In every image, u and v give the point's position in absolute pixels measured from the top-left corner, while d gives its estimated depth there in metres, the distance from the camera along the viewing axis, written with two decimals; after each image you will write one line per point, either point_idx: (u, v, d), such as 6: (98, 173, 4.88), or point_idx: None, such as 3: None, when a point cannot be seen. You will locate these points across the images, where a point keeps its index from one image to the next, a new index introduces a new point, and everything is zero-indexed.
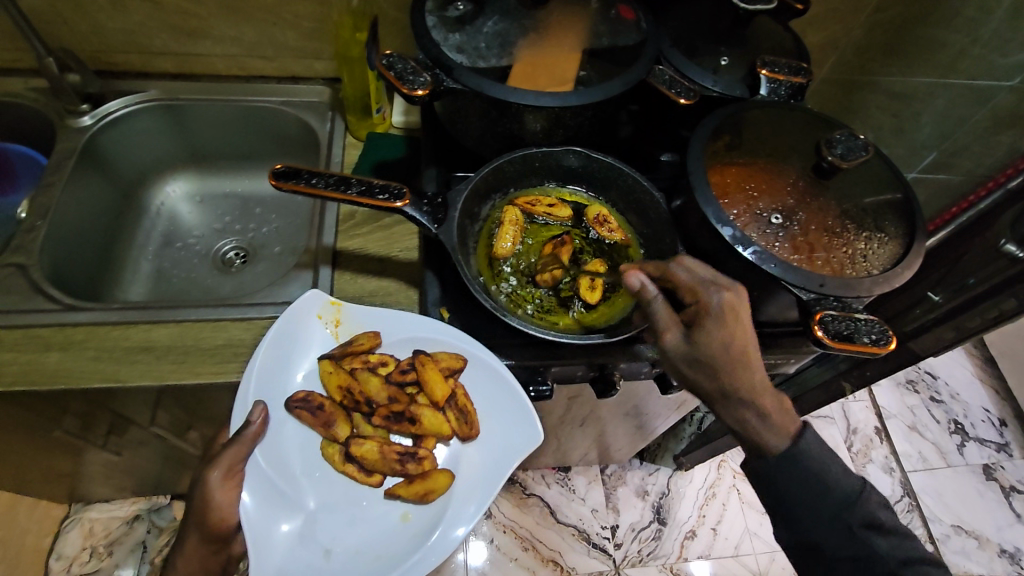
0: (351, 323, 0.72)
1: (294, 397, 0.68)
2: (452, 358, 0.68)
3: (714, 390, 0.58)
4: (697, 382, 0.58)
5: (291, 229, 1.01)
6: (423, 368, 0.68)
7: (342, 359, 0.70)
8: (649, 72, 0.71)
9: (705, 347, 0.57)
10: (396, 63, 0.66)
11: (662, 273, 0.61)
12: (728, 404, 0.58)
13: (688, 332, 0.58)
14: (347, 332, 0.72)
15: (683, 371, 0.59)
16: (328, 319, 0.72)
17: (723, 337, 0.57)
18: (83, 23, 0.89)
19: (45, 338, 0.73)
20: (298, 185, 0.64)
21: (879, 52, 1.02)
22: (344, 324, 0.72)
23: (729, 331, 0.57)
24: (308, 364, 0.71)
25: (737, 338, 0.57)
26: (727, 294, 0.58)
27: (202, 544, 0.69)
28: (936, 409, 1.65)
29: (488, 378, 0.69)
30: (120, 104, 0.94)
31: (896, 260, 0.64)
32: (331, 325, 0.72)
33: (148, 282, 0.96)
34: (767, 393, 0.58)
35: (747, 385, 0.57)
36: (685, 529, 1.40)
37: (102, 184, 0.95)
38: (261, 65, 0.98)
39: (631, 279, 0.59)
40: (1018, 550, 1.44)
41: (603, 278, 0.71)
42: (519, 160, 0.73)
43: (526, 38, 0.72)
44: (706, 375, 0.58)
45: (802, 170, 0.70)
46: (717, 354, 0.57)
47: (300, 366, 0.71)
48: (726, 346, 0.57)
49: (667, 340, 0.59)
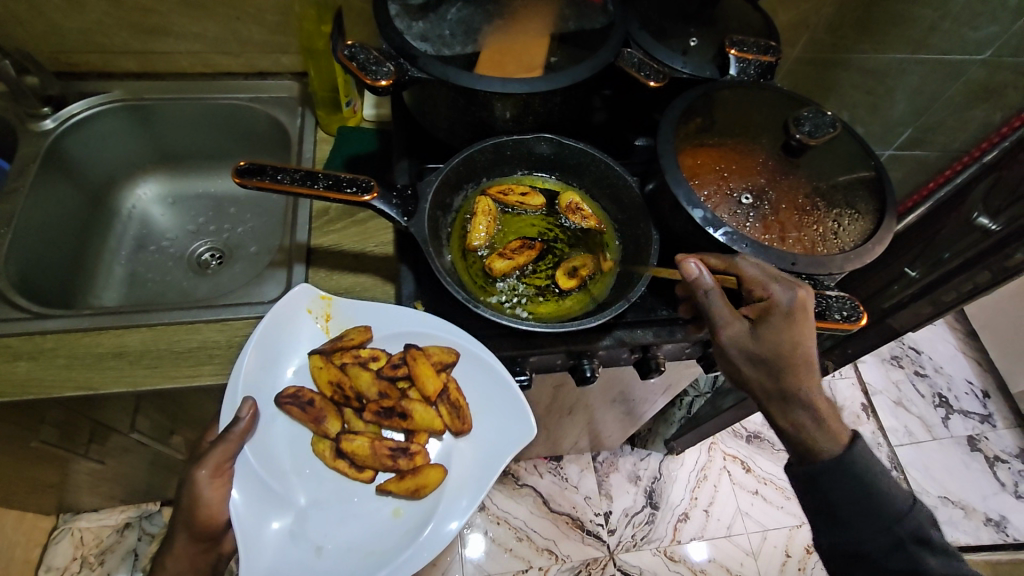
0: (341, 317, 0.72)
1: (284, 393, 0.67)
2: (444, 352, 0.67)
3: (772, 389, 0.57)
4: (754, 380, 0.57)
5: (267, 228, 1.00)
6: (415, 364, 0.67)
7: (332, 354, 0.69)
8: (618, 56, 0.70)
9: (771, 344, 0.56)
10: (358, 53, 0.65)
11: (726, 266, 0.59)
12: (787, 404, 0.57)
13: (753, 328, 0.57)
14: (337, 327, 0.72)
15: (740, 367, 0.57)
16: (317, 313, 0.72)
17: (789, 335, 0.56)
18: (39, 22, 0.86)
19: (14, 348, 0.72)
20: (263, 181, 0.62)
21: (853, 28, 1.01)
22: (334, 318, 0.72)
23: (797, 328, 0.56)
24: (298, 359, 0.71)
25: (803, 338, 0.56)
26: (797, 292, 0.56)
27: (190, 543, 0.69)
28: (921, 383, 1.67)
29: (482, 372, 0.68)
30: (83, 106, 0.92)
31: (867, 237, 0.64)
32: (321, 319, 0.72)
33: (123, 285, 0.95)
34: (821, 395, 0.58)
35: (807, 385, 0.57)
36: (678, 512, 1.42)
37: (70, 189, 0.93)
38: (227, 62, 0.96)
39: (688, 267, 0.56)
40: (1003, 518, 1.48)
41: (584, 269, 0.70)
42: (490, 149, 0.72)
43: (491, 25, 0.71)
44: (766, 373, 0.56)
45: (772, 148, 0.69)
46: (782, 352, 0.55)
47: (289, 362, 0.70)
48: (793, 342, 0.56)
49: (728, 334, 0.56)
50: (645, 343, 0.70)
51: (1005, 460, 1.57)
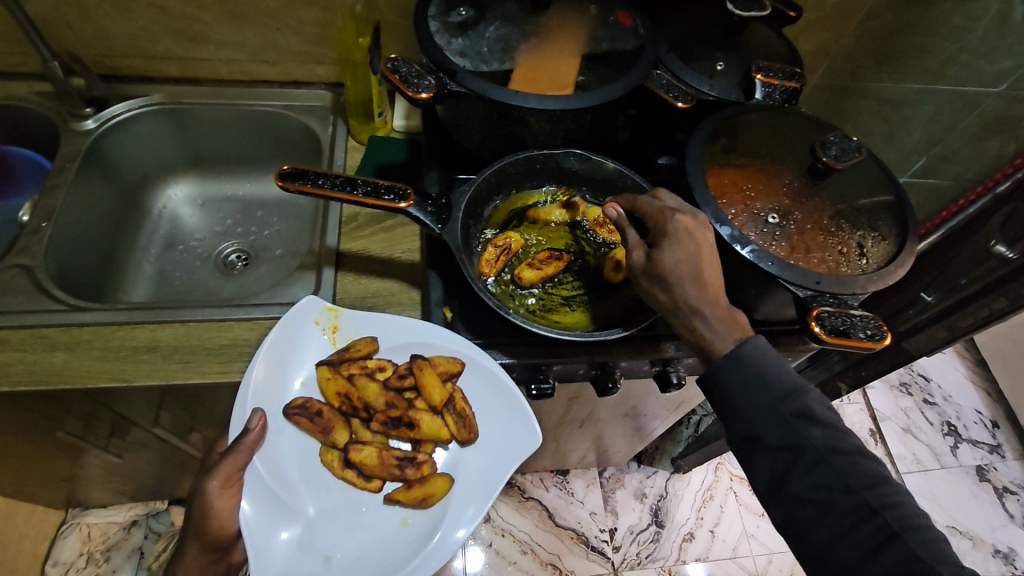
0: (349, 329, 0.73)
1: (293, 404, 0.68)
2: (450, 362, 0.69)
3: (667, 302, 0.60)
4: (653, 295, 0.61)
5: (291, 232, 1.02)
6: (421, 374, 0.68)
7: (339, 365, 0.70)
8: (648, 77, 0.73)
9: (661, 259, 0.60)
10: (401, 66, 0.68)
11: (631, 202, 0.66)
12: (679, 314, 0.59)
13: (650, 251, 0.61)
14: (345, 338, 0.73)
15: (644, 288, 0.61)
16: (325, 325, 0.73)
17: (676, 252, 0.59)
18: (87, 27, 0.90)
19: (51, 338, 0.74)
20: (304, 185, 0.65)
21: (869, 60, 1.06)
22: (342, 330, 0.73)
23: (682, 244, 0.60)
24: (306, 371, 0.72)
25: (692, 254, 0.59)
26: (682, 217, 0.62)
27: (203, 551, 0.69)
28: (930, 411, 1.66)
29: (486, 382, 0.70)
30: (123, 108, 0.95)
31: (890, 259, 0.66)
32: (328, 331, 0.73)
33: (151, 282, 0.97)
34: (716, 299, 0.59)
35: (700, 297, 0.58)
36: (684, 531, 1.41)
37: (105, 188, 0.95)
38: (264, 70, 1.00)
39: (608, 209, 0.65)
40: (1011, 550, 1.46)
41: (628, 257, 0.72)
42: (521, 161, 0.74)
43: (527, 43, 0.74)
44: (661, 287, 0.60)
45: (797, 171, 0.72)
46: (671, 266, 0.59)
47: (299, 372, 0.71)
48: (681, 258, 0.59)
49: (633, 258, 0.62)
50: (667, 356, 0.72)
51: (1013, 491, 1.56)
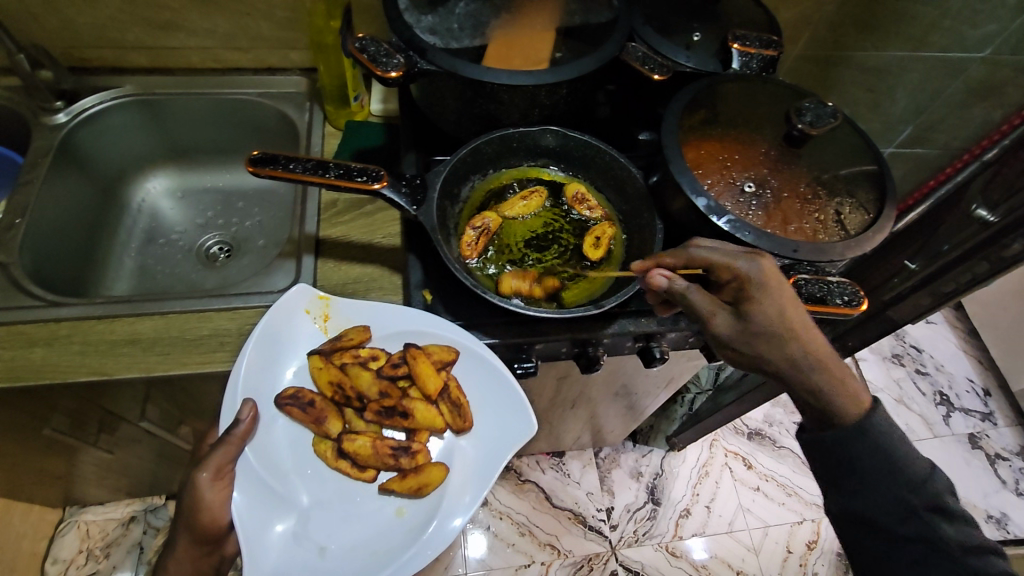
0: (340, 317, 0.72)
1: (285, 394, 0.68)
2: (444, 351, 0.68)
3: (781, 361, 0.57)
4: (761, 356, 0.57)
5: (274, 221, 1.01)
6: (416, 363, 0.67)
7: (331, 354, 0.70)
8: (623, 49, 0.72)
9: (758, 318, 0.56)
10: (369, 45, 0.66)
11: (683, 259, 0.60)
12: (797, 373, 0.57)
13: (735, 311, 0.57)
14: (336, 326, 0.72)
15: (745, 350, 0.57)
16: (316, 313, 0.72)
17: (773, 304, 0.56)
18: (53, 18, 0.88)
19: (29, 335, 0.73)
20: (276, 170, 0.64)
21: (853, 27, 1.01)
22: (333, 318, 0.72)
23: (774, 294, 0.56)
24: (297, 360, 0.71)
25: (783, 304, 0.56)
26: (762, 261, 0.57)
27: (192, 546, 0.69)
28: (922, 381, 1.68)
29: (483, 372, 0.70)
30: (95, 100, 0.93)
31: (867, 226, 0.66)
32: (320, 319, 0.72)
33: (132, 277, 0.96)
34: (829, 354, 0.58)
35: (812, 351, 0.57)
36: (680, 508, 1.42)
37: (82, 184, 0.94)
38: (237, 57, 0.98)
39: (657, 280, 0.58)
40: (1003, 515, 1.48)
41: (609, 237, 0.73)
42: (497, 141, 0.73)
43: (498, 18, 0.73)
44: (768, 346, 0.56)
45: (773, 139, 0.71)
46: (775, 323, 0.56)
47: (291, 362, 0.71)
48: (780, 311, 0.56)
49: (717, 325, 0.57)
50: (649, 330, 0.72)
51: (1006, 458, 1.57)
